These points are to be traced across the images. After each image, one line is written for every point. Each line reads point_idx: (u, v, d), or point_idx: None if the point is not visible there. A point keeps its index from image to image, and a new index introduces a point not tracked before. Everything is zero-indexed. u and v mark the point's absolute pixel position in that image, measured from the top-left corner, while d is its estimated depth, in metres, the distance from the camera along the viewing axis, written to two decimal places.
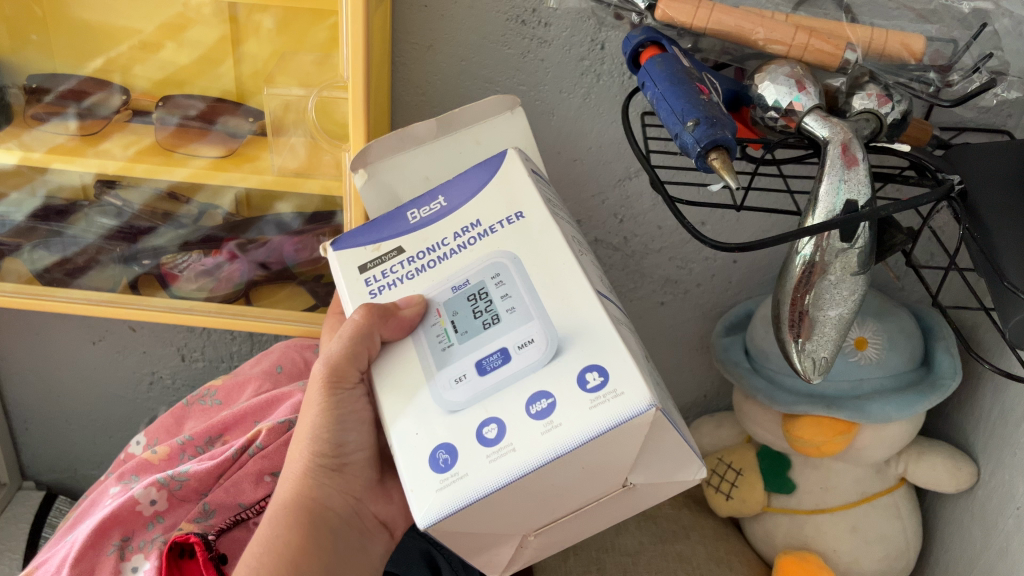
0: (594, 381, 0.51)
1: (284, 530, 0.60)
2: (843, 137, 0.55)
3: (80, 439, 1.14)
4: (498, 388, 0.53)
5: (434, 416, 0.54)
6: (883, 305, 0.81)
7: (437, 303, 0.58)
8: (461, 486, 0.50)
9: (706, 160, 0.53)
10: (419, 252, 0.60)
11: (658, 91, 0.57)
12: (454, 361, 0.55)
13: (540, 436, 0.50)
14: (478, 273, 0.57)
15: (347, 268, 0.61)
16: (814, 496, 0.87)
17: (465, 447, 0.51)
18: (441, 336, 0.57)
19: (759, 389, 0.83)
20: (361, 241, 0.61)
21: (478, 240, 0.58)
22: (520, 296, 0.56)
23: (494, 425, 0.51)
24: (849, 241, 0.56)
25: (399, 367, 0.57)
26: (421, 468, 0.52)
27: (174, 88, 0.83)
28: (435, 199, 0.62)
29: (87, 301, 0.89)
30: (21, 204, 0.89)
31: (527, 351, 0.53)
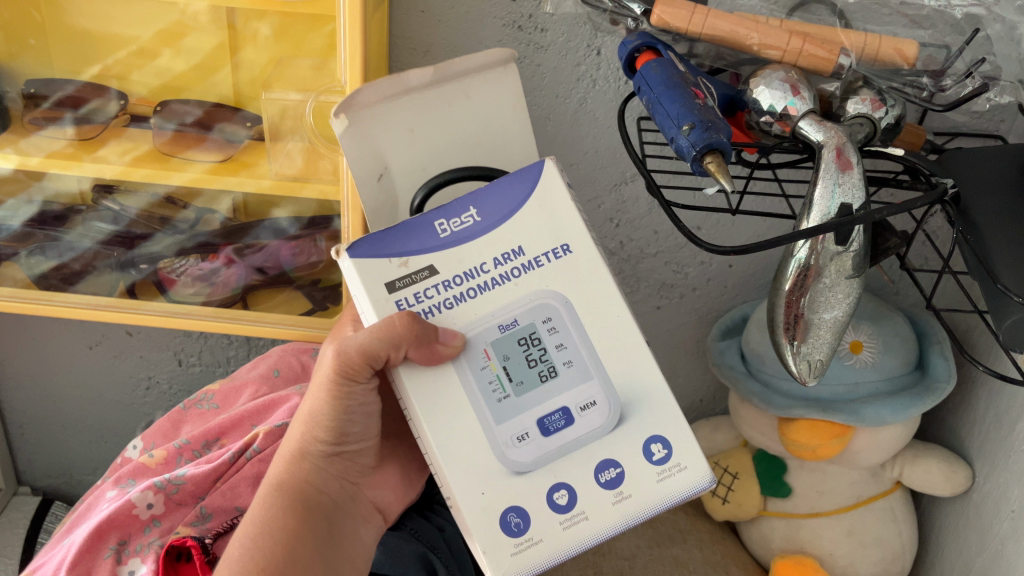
0: (659, 453, 0.57)
1: (279, 511, 0.61)
2: (837, 141, 0.56)
3: (76, 444, 1.14)
4: (565, 452, 0.56)
5: (501, 475, 0.55)
6: (878, 309, 0.81)
7: (482, 343, 0.56)
8: (537, 551, 0.55)
9: (702, 164, 0.54)
10: (455, 277, 0.56)
11: (653, 95, 0.58)
12: (511, 417, 0.56)
13: (612, 506, 0.56)
14: (528, 314, 0.57)
15: (371, 285, 0.55)
16: (810, 500, 0.87)
17: (538, 511, 0.55)
18: (493, 383, 0.56)
19: (754, 393, 0.83)
20: (383, 251, 0.55)
21: (522, 274, 0.56)
22: (576, 350, 0.57)
23: (564, 491, 0.56)
24: (843, 245, 0.56)
25: (442, 407, 0.55)
26: (491, 527, 0.55)
27: (172, 96, 0.83)
28: (467, 209, 0.56)
29: (84, 304, 0.90)
30: (17, 212, 0.88)
31: (589, 415, 0.57)
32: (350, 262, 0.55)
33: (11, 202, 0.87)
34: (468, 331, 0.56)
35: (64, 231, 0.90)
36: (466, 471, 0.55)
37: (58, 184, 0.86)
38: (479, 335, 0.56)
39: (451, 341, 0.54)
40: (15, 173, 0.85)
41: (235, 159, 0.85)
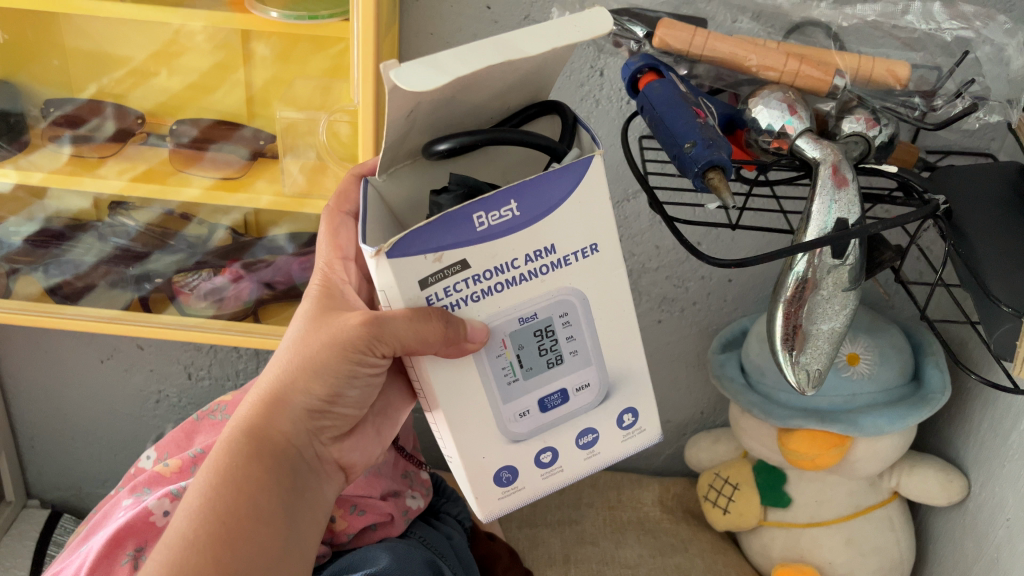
0: (627, 421, 0.58)
1: (242, 461, 0.55)
2: (834, 158, 0.58)
3: (86, 457, 1.15)
4: (558, 423, 0.55)
5: (496, 441, 0.54)
6: (874, 321, 0.83)
7: (501, 334, 0.52)
8: (518, 497, 0.56)
9: (704, 180, 0.56)
10: (486, 272, 0.50)
11: (657, 114, 0.60)
12: (519, 396, 0.54)
13: (584, 462, 0.57)
14: (547, 308, 0.52)
15: (404, 283, 0.48)
16: (810, 510, 0.88)
17: (525, 468, 0.55)
18: (505, 368, 0.53)
19: (754, 404, 0.85)
20: (419, 250, 0.47)
21: (550, 272, 0.52)
22: (585, 340, 0.55)
23: (550, 452, 0.56)
24: (840, 258, 0.58)
25: (455, 387, 0.52)
26: (480, 484, 0.54)
27: (169, 117, 0.86)
28: (508, 202, 0.49)
29: (89, 318, 0.91)
30: (18, 230, 0.91)
31: (583, 395, 0.56)
32: (382, 262, 0.47)
33: (9, 220, 0.90)
34: (491, 323, 0.52)
35: (64, 248, 0.92)
36: (471, 440, 0.53)
37: (59, 202, 0.88)
38: (499, 325, 0.52)
39: (480, 337, 0.50)
40: (16, 190, 0.87)
41: (233, 176, 0.87)
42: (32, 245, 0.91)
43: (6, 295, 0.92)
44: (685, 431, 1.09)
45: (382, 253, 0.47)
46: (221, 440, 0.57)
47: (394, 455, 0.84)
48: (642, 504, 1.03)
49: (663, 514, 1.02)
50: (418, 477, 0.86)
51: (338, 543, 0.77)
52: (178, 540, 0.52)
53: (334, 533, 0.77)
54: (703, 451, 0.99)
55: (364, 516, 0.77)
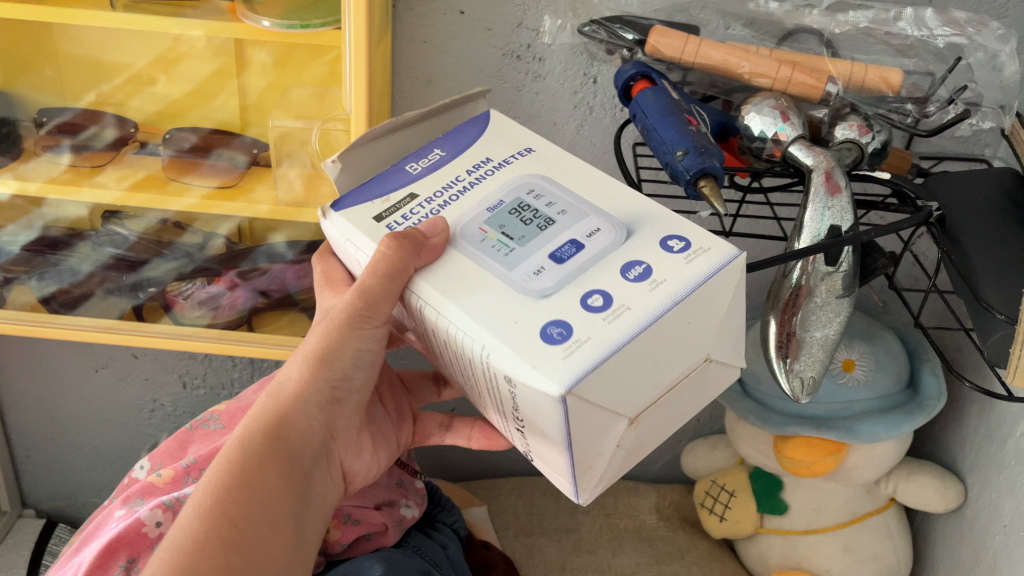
0: (677, 245, 0.47)
1: (254, 461, 0.51)
2: (827, 165, 0.58)
3: (81, 467, 1.15)
4: (586, 270, 0.46)
5: (521, 303, 0.44)
6: (870, 328, 0.83)
7: (476, 224, 0.49)
8: (586, 353, 0.41)
9: (696, 188, 0.56)
10: (437, 192, 0.52)
11: (648, 122, 0.60)
12: (522, 261, 0.47)
13: (649, 291, 0.44)
14: (510, 192, 0.51)
15: (359, 221, 0.51)
16: (807, 516, 0.88)
17: (575, 318, 0.43)
18: (497, 246, 0.48)
19: (749, 411, 0.84)
20: (366, 197, 0.52)
21: (497, 170, 0.52)
22: (565, 200, 0.50)
23: (597, 294, 0.44)
24: (834, 265, 0.58)
25: (451, 281, 0.47)
26: (529, 351, 0.42)
27: (169, 121, 0.86)
28: (431, 151, 0.55)
29: (87, 326, 0.91)
30: (15, 238, 0.90)
31: (597, 238, 0.47)
32: (335, 212, 0.52)
33: (10, 228, 0.89)
34: (457, 221, 0.49)
35: (62, 255, 0.91)
36: (493, 324, 0.44)
37: (57, 211, 0.88)
38: (470, 220, 0.49)
39: (437, 222, 0.49)
40: (14, 199, 0.86)
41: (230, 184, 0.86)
42: (31, 255, 0.91)
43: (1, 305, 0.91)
44: (682, 438, 1.09)
45: (330, 203, 0.52)
46: (228, 444, 0.53)
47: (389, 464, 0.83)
48: (639, 512, 1.02)
49: (660, 521, 1.01)
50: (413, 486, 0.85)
51: (332, 553, 0.77)
52: (181, 551, 0.47)
53: (327, 544, 0.76)
54: (700, 458, 0.98)
55: (358, 526, 0.77)
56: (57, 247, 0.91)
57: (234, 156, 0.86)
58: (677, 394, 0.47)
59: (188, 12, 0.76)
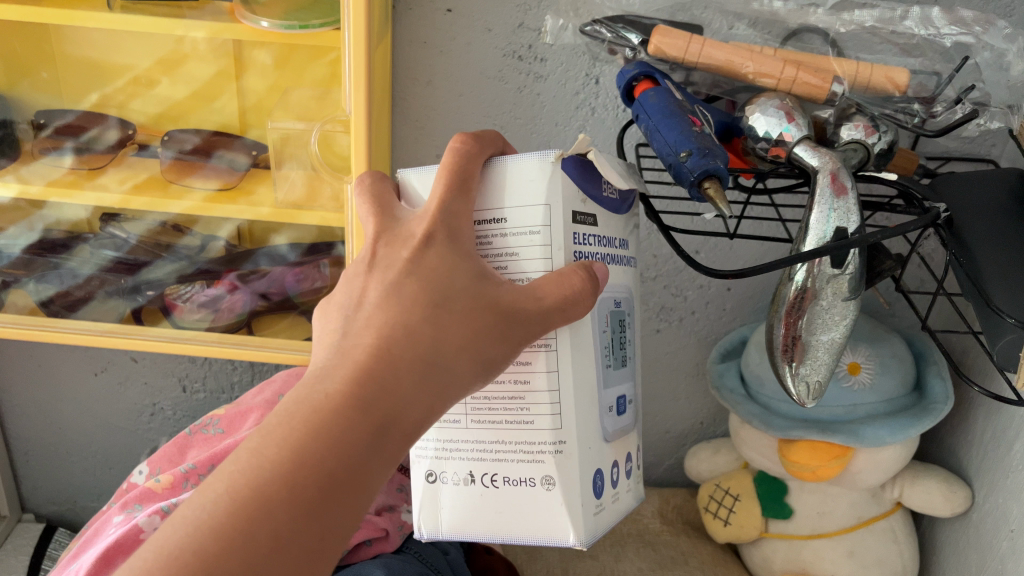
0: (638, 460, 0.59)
1: (381, 430, 0.42)
2: (832, 166, 0.57)
3: (80, 471, 1.14)
4: (619, 437, 0.55)
5: (594, 435, 0.52)
6: (874, 330, 0.82)
7: (604, 312, 0.53)
8: (602, 517, 0.53)
9: (700, 190, 0.55)
10: (603, 238, 0.53)
11: (651, 122, 0.60)
12: (610, 385, 0.54)
13: (628, 491, 0.56)
14: (620, 299, 0.55)
15: (564, 197, 0.49)
16: (812, 521, 0.87)
17: (604, 477, 0.53)
18: (606, 353, 0.53)
19: (754, 415, 0.84)
20: (580, 181, 0.50)
21: (624, 266, 0.56)
22: (631, 350, 0.57)
23: (615, 468, 0.55)
24: (840, 267, 0.57)
25: (582, 350, 0.51)
26: (584, 488, 0.51)
27: (170, 123, 0.85)
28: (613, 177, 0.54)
29: (84, 330, 0.90)
30: (16, 239, 0.90)
31: (626, 411, 0.56)
32: (559, 171, 0.49)
33: (12, 228, 0.89)
34: (600, 292, 0.53)
35: (63, 257, 0.91)
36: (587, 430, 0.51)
37: (58, 211, 0.88)
38: (605, 300, 0.53)
39: (605, 278, 0.52)
40: (16, 200, 0.86)
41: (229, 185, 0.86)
42: (31, 257, 0.91)
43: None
44: (685, 442, 1.07)
45: (562, 158, 0.49)
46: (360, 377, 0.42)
47: (389, 468, 0.84)
48: (642, 516, 1.01)
49: (664, 526, 1.00)
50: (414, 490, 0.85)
51: None
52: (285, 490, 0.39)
53: None
54: (703, 462, 0.98)
55: (358, 531, 0.77)
56: (58, 249, 0.91)
57: (235, 159, 0.85)
58: None
59: (193, 14, 0.76)
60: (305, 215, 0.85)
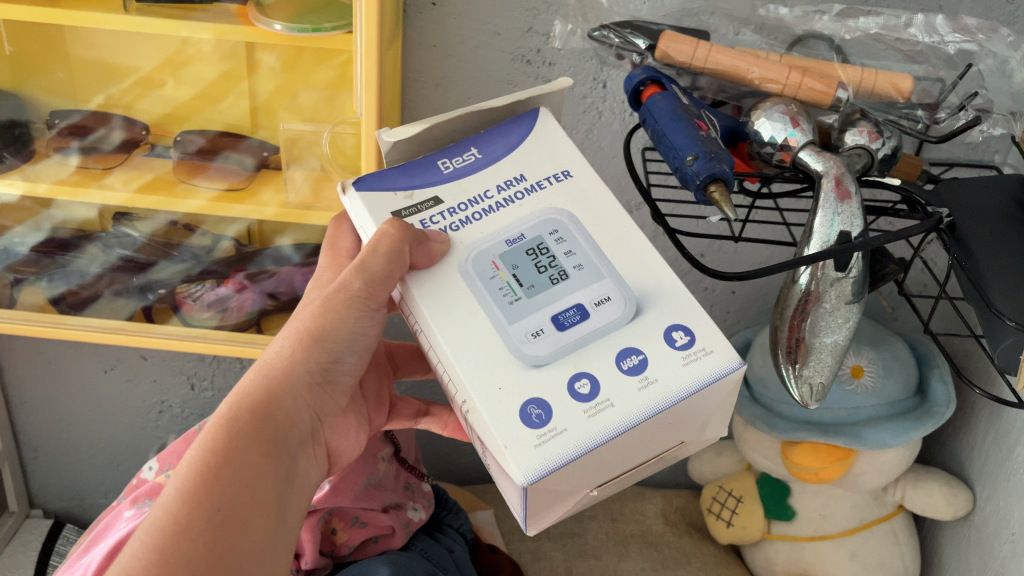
0: (680, 339, 0.48)
1: (243, 438, 0.49)
2: (836, 172, 0.58)
3: (89, 467, 1.15)
4: (582, 344, 0.48)
5: (512, 369, 0.47)
6: (877, 333, 0.83)
7: (493, 256, 0.50)
8: (561, 442, 0.45)
9: (706, 194, 0.56)
10: (459, 205, 0.52)
11: (657, 127, 0.60)
12: (525, 315, 0.49)
13: (637, 392, 0.46)
14: (534, 227, 0.51)
15: (375, 213, 0.52)
16: (814, 522, 0.88)
17: (557, 399, 0.46)
18: (504, 288, 0.49)
19: (757, 417, 0.84)
20: (389, 184, 0.53)
21: (527, 196, 0.52)
22: (585, 252, 0.51)
23: (585, 379, 0.47)
24: (843, 271, 0.58)
25: (444, 301, 0.49)
26: (510, 420, 0.45)
27: (177, 125, 0.86)
28: (468, 149, 0.54)
29: (97, 328, 0.92)
30: (25, 239, 0.90)
31: (605, 309, 0.49)
32: (355, 194, 0.53)
33: (20, 228, 0.89)
34: (471, 244, 0.51)
35: (70, 255, 0.91)
36: (476, 370, 0.47)
37: (66, 211, 0.88)
38: (486, 249, 0.50)
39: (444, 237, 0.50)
40: (22, 200, 0.87)
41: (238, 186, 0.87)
42: (41, 255, 0.91)
43: (10, 306, 0.92)
44: None
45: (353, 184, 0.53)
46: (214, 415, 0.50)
47: (398, 466, 0.84)
48: (645, 517, 1.02)
49: (666, 526, 1.01)
50: (421, 489, 0.85)
51: (339, 556, 0.77)
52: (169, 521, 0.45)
53: (334, 546, 0.76)
54: (706, 463, 0.98)
55: (365, 528, 0.77)
56: (66, 248, 0.91)
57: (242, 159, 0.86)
58: (640, 472, 0.51)
59: (196, 16, 0.76)
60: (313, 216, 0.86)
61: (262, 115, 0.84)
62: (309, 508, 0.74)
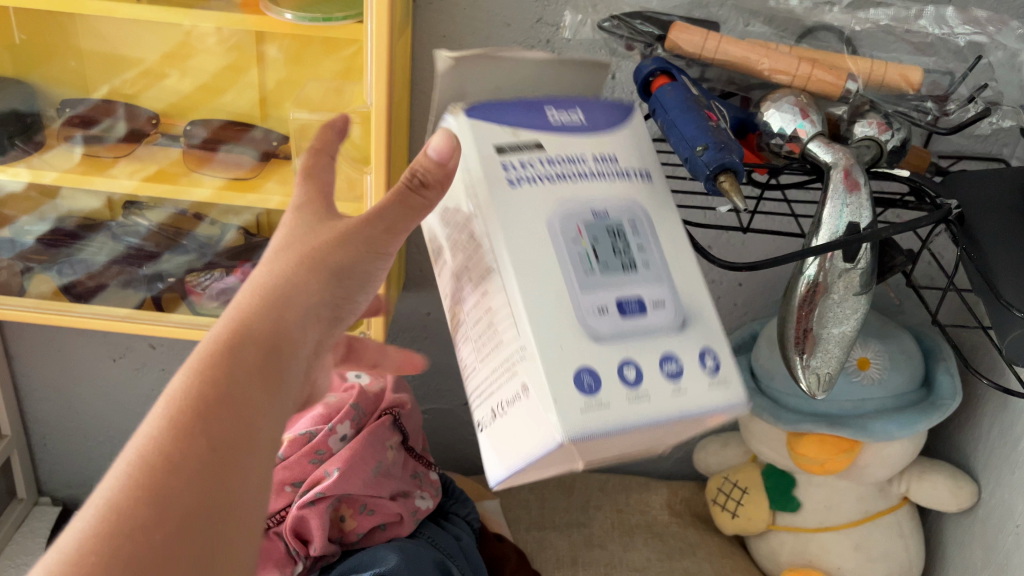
0: (710, 364, 0.46)
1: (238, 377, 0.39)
2: (846, 163, 0.58)
3: (98, 455, 1.16)
4: (638, 332, 0.46)
5: (574, 337, 0.45)
6: (884, 326, 0.84)
7: (575, 218, 0.48)
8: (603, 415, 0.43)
9: (716, 183, 0.56)
10: (557, 159, 0.50)
11: (668, 118, 0.61)
12: (598, 287, 0.46)
13: (671, 398, 0.44)
14: (616, 208, 0.49)
15: (480, 142, 0.49)
16: (819, 513, 0.88)
17: (609, 375, 0.44)
18: (582, 255, 0.47)
19: (764, 408, 0.84)
20: (494, 120, 0.50)
21: (618, 178, 0.50)
22: (656, 251, 0.49)
23: (632, 365, 0.45)
24: (852, 262, 0.58)
25: (519, 241, 0.46)
26: (555, 378, 0.43)
27: (180, 118, 0.87)
28: (575, 110, 0.53)
29: (103, 316, 0.92)
30: (30, 229, 0.92)
31: (658, 312, 0.47)
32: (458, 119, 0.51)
33: (25, 219, 0.91)
34: (565, 199, 0.48)
35: (73, 246, 0.93)
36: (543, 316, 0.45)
37: (70, 202, 0.89)
38: (569, 214, 0.48)
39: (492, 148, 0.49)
40: (29, 190, 0.88)
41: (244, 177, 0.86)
42: (46, 245, 0.93)
43: (21, 295, 0.92)
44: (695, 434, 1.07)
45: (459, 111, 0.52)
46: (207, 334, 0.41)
47: (404, 453, 0.84)
48: (650, 507, 1.03)
49: (671, 517, 1.01)
50: (428, 476, 0.85)
51: (349, 543, 0.78)
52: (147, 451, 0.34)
53: (344, 535, 0.77)
54: (711, 455, 0.99)
55: (374, 516, 0.77)
56: (67, 239, 0.93)
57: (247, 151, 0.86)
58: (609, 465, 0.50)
59: (204, 6, 0.77)
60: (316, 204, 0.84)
61: (263, 108, 0.86)
62: (317, 495, 0.74)
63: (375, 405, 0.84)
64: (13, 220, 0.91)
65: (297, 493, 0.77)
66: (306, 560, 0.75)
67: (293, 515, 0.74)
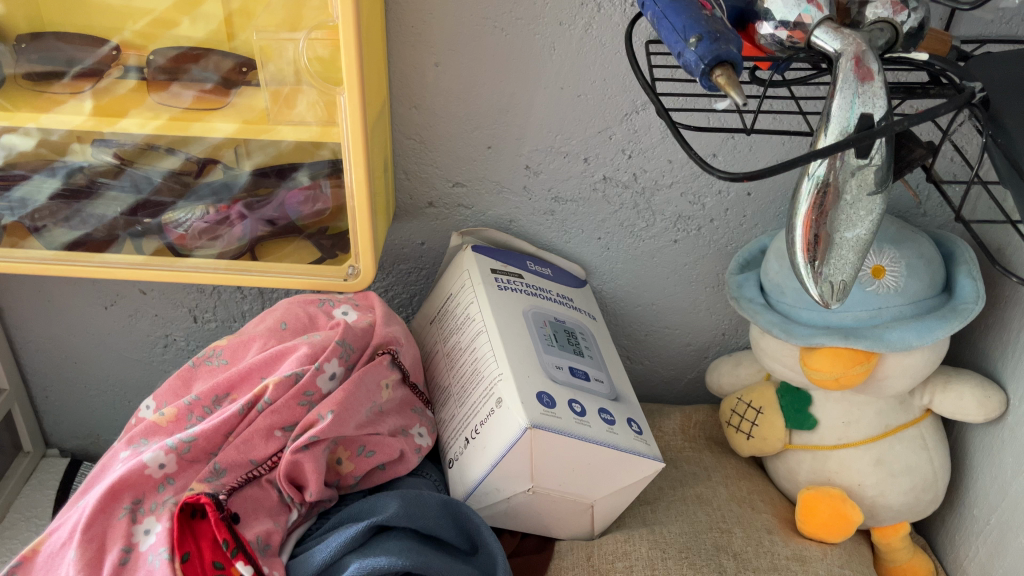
0: None
1: None
2: (856, 49, 0.52)
3: (100, 406, 1.14)
4: None
5: None
6: (902, 230, 0.78)
7: None
8: None
9: (711, 79, 0.50)
10: None
11: (658, 9, 0.55)
12: None
13: None
14: None
15: None
16: (836, 431, 0.84)
17: None
18: None
19: (773, 324, 0.80)
20: None
21: None
22: None
23: None
24: (865, 158, 0.53)
25: None
26: None
27: (192, 62, 0.76)
28: None
29: (117, 265, 0.81)
30: (41, 187, 0.81)
31: None
32: None
33: (34, 177, 0.80)
34: None
35: (87, 201, 0.82)
36: None
37: (82, 160, 0.79)
38: None
39: None
40: None
41: (257, 116, 0.76)
42: (55, 202, 0.81)
43: (19, 251, 0.81)
44: (707, 355, 1.03)
45: None
46: None
47: (405, 391, 0.80)
48: (664, 433, 0.99)
49: (685, 442, 0.97)
50: (428, 413, 0.82)
51: (344, 486, 0.74)
52: None
53: (340, 477, 0.74)
54: (725, 375, 0.95)
55: (372, 457, 0.74)
56: (82, 193, 0.81)
57: (258, 91, 0.76)
58: None
59: None
60: (283, 129, 0.76)
61: (247, 50, 0.76)
62: (311, 439, 0.70)
63: (364, 342, 0.79)
64: (23, 180, 0.80)
65: (289, 437, 0.72)
66: (301, 507, 0.71)
67: (286, 460, 0.70)
